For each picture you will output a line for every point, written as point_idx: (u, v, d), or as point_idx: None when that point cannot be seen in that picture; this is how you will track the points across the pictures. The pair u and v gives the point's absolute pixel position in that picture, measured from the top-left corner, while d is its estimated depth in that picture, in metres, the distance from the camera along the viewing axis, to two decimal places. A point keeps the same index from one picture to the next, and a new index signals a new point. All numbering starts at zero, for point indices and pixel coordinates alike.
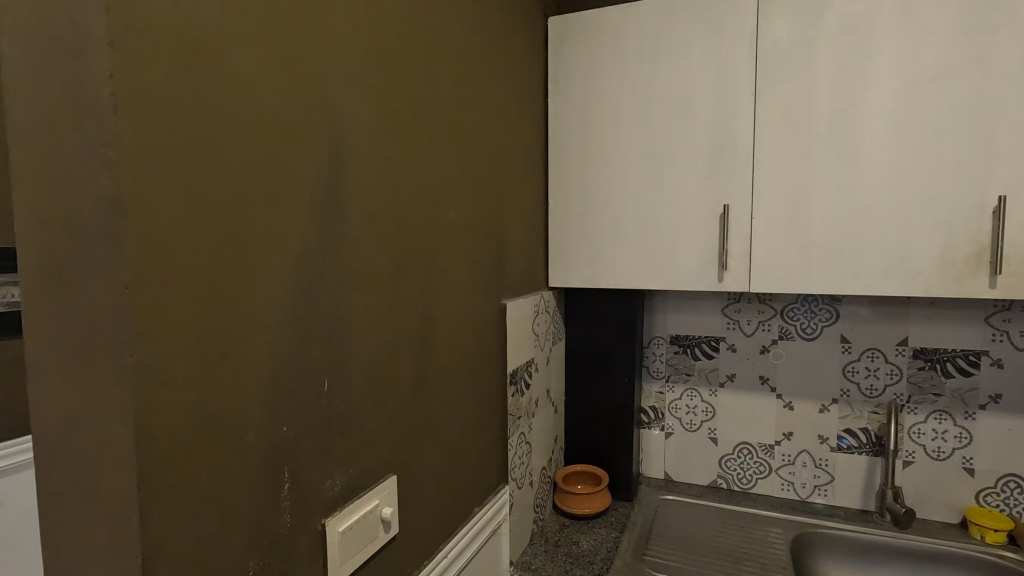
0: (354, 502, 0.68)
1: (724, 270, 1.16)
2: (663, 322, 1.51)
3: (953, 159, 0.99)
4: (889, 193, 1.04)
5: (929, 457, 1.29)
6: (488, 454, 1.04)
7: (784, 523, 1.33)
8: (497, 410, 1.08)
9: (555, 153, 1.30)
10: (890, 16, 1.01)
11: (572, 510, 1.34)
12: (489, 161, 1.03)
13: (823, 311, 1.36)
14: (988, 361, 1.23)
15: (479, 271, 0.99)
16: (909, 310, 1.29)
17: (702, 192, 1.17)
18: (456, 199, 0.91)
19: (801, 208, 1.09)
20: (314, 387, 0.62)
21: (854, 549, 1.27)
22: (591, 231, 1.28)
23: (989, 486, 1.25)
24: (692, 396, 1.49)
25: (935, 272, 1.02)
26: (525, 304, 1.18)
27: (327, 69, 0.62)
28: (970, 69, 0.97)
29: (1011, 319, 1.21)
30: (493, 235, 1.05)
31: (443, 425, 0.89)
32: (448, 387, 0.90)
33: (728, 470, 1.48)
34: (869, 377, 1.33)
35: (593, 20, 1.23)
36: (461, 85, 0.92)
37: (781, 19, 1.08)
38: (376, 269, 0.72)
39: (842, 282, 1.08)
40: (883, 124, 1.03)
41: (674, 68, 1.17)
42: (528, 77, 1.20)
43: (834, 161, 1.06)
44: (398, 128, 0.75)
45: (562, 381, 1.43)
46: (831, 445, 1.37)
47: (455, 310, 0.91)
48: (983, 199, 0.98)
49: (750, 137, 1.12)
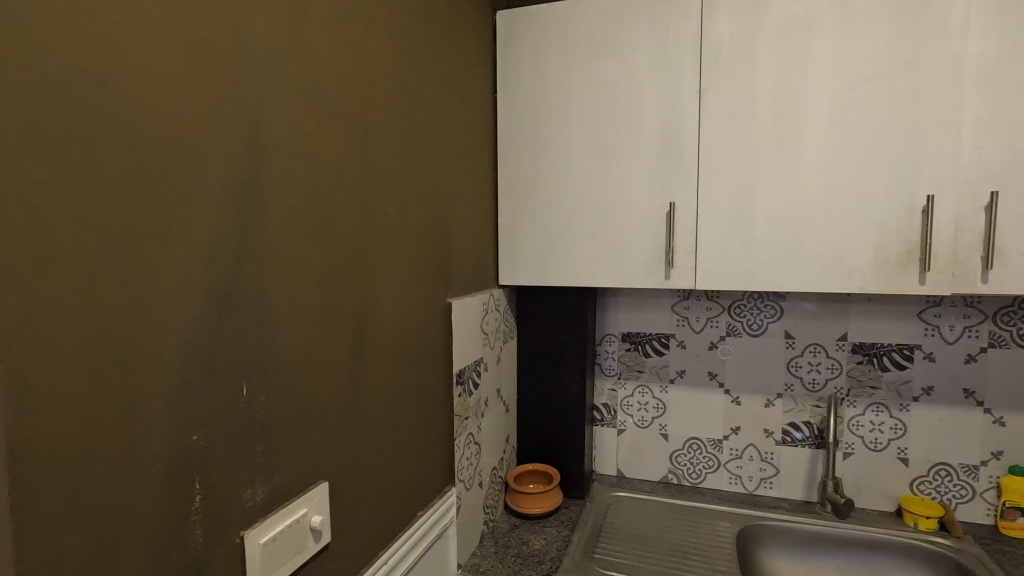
0: (278, 512, 0.65)
1: (670, 268, 1.17)
2: (615, 319, 1.51)
3: (886, 158, 1.02)
4: (827, 192, 1.06)
5: (868, 448, 1.33)
6: (433, 457, 1.02)
7: (731, 516, 1.35)
8: (443, 412, 1.05)
9: (504, 149, 1.28)
10: (828, 18, 1.03)
11: (523, 510, 1.32)
12: (432, 157, 1.01)
13: (768, 308, 1.39)
14: (921, 354, 1.28)
15: (421, 271, 0.97)
16: (848, 305, 1.32)
17: (649, 190, 1.17)
18: (395, 195, 0.88)
19: (744, 206, 1.11)
20: (230, 392, 0.58)
21: (797, 540, 1.30)
22: (541, 228, 1.26)
23: (922, 474, 1.30)
24: (644, 392, 1.50)
25: (870, 269, 1.05)
26: (472, 302, 1.16)
27: (243, 58, 0.59)
28: (901, 71, 1.00)
29: (942, 314, 1.26)
30: (437, 232, 1.03)
31: (382, 429, 0.86)
32: (387, 391, 0.87)
33: (679, 465, 1.50)
34: (812, 371, 1.36)
35: (540, 15, 1.22)
36: (400, 78, 0.89)
37: (724, 18, 1.09)
38: (305, 267, 0.69)
39: (782, 279, 1.10)
40: (821, 124, 1.05)
41: (622, 65, 1.17)
42: (476, 72, 1.18)
43: (776, 160, 1.08)
44: (328, 119, 0.72)
45: (513, 380, 1.41)
46: (776, 438, 1.40)
47: (395, 309, 0.89)
48: (914, 198, 1.01)
49: (695, 136, 1.13)
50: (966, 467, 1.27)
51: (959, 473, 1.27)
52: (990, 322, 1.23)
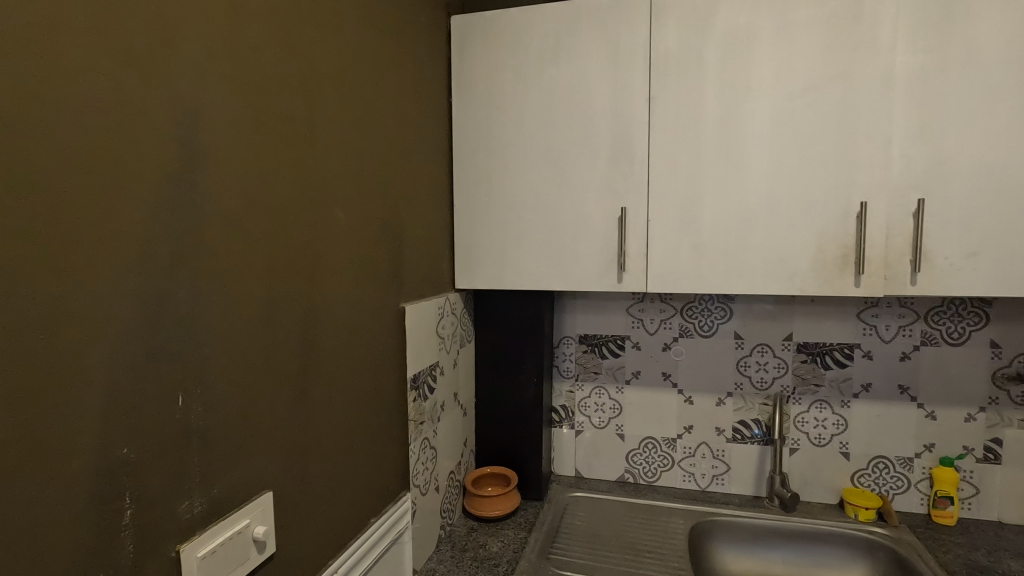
0: (218, 524, 0.64)
1: (622, 272, 1.19)
2: (572, 322, 1.53)
3: (822, 165, 1.07)
4: (770, 198, 1.10)
5: (812, 444, 1.39)
6: (386, 463, 1.02)
7: (684, 512, 1.39)
8: (396, 417, 1.05)
9: (460, 153, 1.28)
10: (769, 30, 1.07)
11: (481, 513, 1.33)
12: (383, 162, 1.00)
13: (718, 310, 1.43)
14: (860, 353, 1.34)
15: (372, 276, 0.96)
16: (793, 307, 1.38)
17: (601, 194, 1.19)
18: (343, 200, 0.87)
19: (692, 210, 1.14)
20: (165, 402, 0.57)
21: (747, 534, 1.34)
22: (496, 231, 1.27)
23: (862, 467, 1.36)
24: (601, 393, 1.53)
25: (810, 272, 1.09)
26: (427, 307, 1.16)
27: (180, 63, 0.58)
28: (837, 83, 1.05)
29: (879, 314, 1.32)
30: (389, 237, 1.02)
31: (331, 435, 0.85)
32: (336, 398, 0.86)
33: (635, 464, 1.52)
34: (760, 370, 1.41)
35: (494, 21, 1.23)
36: (347, 81, 0.89)
37: (671, 28, 1.12)
38: (246, 273, 0.68)
39: (729, 281, 1.13)
40: (764, 132, 1.09)
41: (574, 72, 1.19)
42: (429, 76, 1.18)
43: (721, 167, 1.12)
44: (270, 123, 0.71)
45: (471, 384, 1.42)
46: (727, 436, 1.45)
47: (344, 314, 0.88)
48: (849, 204, 1.06)
49: (645, 143, 1.16)
50: (902, 459, 1.33)
51: (896, 465, 1.34)
52: (922, 322, 1.29)
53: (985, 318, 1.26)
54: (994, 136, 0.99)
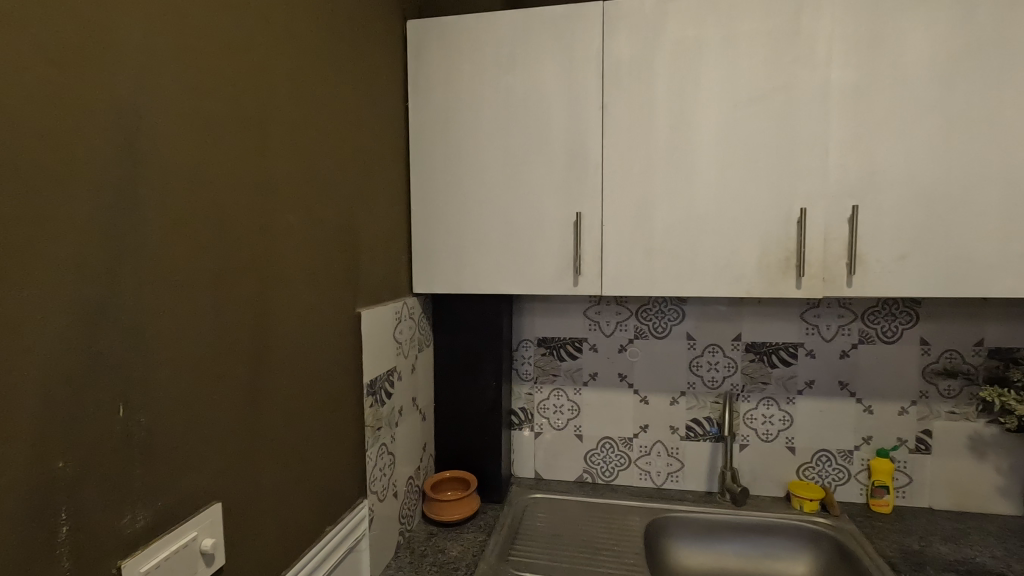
0: (163, 537, 0.62)
1: (578, 275, 1.22)
2: (530, 325, 1.55)
3: (766, 173, 1.12)
4: (717, 204, 1.14)
5: (761, 439, 1.44)
6: (342, 470, 1.00)
7: (640, 510, 1.42)
8: (353, 423, 1.04)
9: (417, 158, 1.28)
10: (715, 43, 1.12)
11: (440, 518, 1.32)
12: (338, 166, 0.99)
13: (671, 312, 1.47)
14: (803, 352, 1.41)
15: (327, 280, 0.95)
16: (740, 308, 1.43)
17: (557, 199, 1.21)
18: (296, 204, 0.86)
19: (645, 215, 1.17)
20: (106, 413, 0.55)
21: (700, 529, 1.38)
22: (454, 236, 1.28)
23: (807, 461, 1.43)
24: (559, 395, 1.55)
25: (755, 275, 1.14)
26: (384, 311, 1.15)
27: (121, 66, 0.56)
28: (778, 94, 1.10)
29: (820, 314, 1.39)
30: (344, 241, 1.01)
31: (284, 444, 0.84)
32: (289, 405, 0.85)
33: (593, 464, 1.55)
34: (711, 370, 1.46)
35: (450, 26, 1.23)
36: (300, 84, 0.88)
37: (623, 37, 1.15)
38: (193, 279, 0.66)
39: (680, 284, 1.17)
40: (711, 140, 1.13)
41: (530, 79, 1.21)
42: (385, 80, 1.18)
43: (673, 174, 1.15)
44: (219, 126, 0.70)
45: (430, 388, 1.41)
46: (681, 434, 1.49)
47: (297, 320, 0.87)
48: (791, 210, 1.11)
49: (599, 148, 1.19)
50: (843, 452, 1.40)
51: (838, 458, 1.41)
52: (859, 321, 1.37)
53: (916, 317, 1.34)
54: (920, 147, 1.06)
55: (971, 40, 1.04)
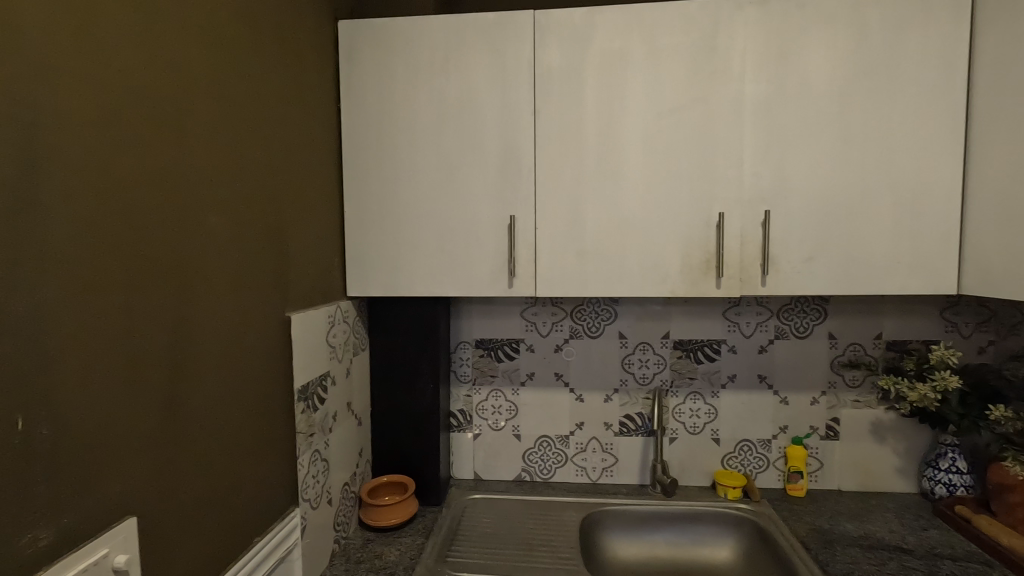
0: (71, 555, 0.59)
1: (513, 277, 1.24)
2: (468, 327, 1.56)
3: (687, 179, 1.18)
4: (644, 208, 1.20)
5: (688, 432, 1.52)
6: (271, 479, 0.98)
7: (576, 505, 1.46)
8: (282, 430, 1.01)
9: (350, 160, 1.27)
10: (639, 55, 1.17)
11: (377, 523, 1.31)
12: (265, 169, 0.97)
13: (604, 312, 1.52)
14: (726, 348, 1.49)
15: (253, 284, 0.93)
16: (668, 308, 1.50)
17: (491, 202, 1.23)
18: (217, 207, 0.84)
19: (576, 219, 1.21)
20: (3, 426, 0.52)
21: (633, 521, 1.43)
22: (389, 239, 1.27)
23: (731, 451, 1.51)
24: (497, 396, 1.57)
25: (680, 276, 1.20)
26: (316, 315, 1.13)
27: (19, 61, 0.54)
28: (697, 105, 1.17)
29: (740, 312, 1.48)
30: (272, 244, 0.99)
31: (207, 453, 0.81)
32: (212, 413, 0.82)
33: (531, 463, 1.58)
34: (642, 367, 1.52)
35: (382, 28, 1.23)
36: (221, 82, 0.85)
37: (553, 46, 1.19)
38: (104, 284, 0.63)
39: (610, 285, 1.22)
40: (638, 147, 1.19)
41: (463, 83, 1.22)
42: (315, 80, 1.16)
43: (602, 179, 1.20)
44: (131, 123, 0.67)
45: (366, 393, 1.40)
46: (614, 430, 1.54)
47: (219, 325, 0.84)
48: (710, 215, 1.18)
49: (532, 152, 1.21)
50: (763, 441, 1.50)
51: (758, 447, 1.50)
52: (775, 318, 1.47)
53: (824, 313, 1.45)
54: (822, 157, 1.16)
55: (865, 60, 1.14)
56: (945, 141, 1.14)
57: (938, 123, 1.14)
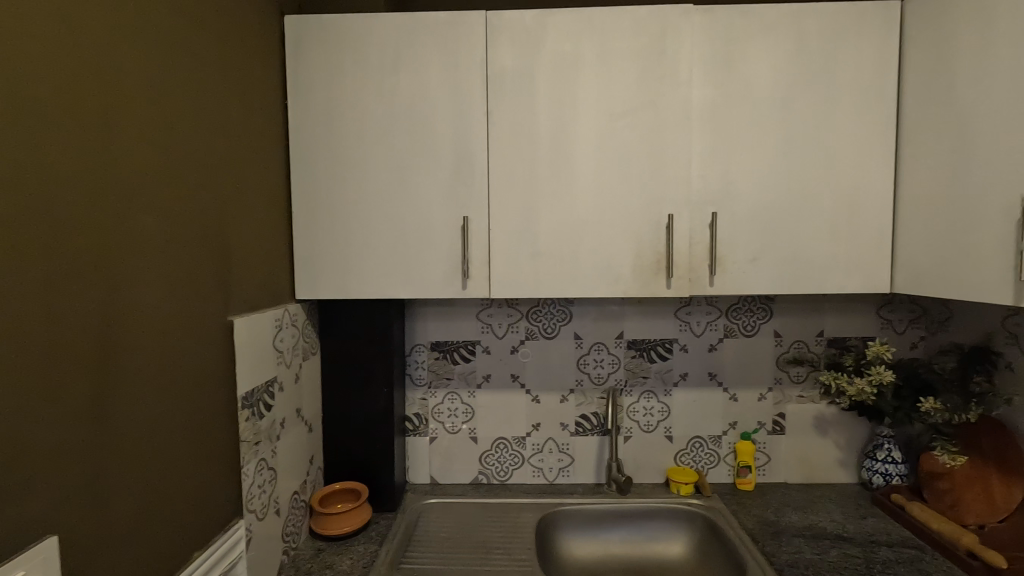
0: None
1: (466, 279, 1.23)
2: (423, 329, 1.54)
3: (637, 182, 1.20)
4: (596, 210, 1.21)
5: (642, 430, 1.54)
6: (213, 490, 0.94)
7: (533, 506, 1.46)
8: (225, 439, 0.98)
9: (298, 159, 1.23)
10: (590, 59, 1.18)
11: (328, 532, 1.28)
12: (205, 167, 0.93)
13: (559, 313, 1.53)
14: (678, 347, 1.52)
15: (190, 288, 0.89)
16: (622, 308, 1.52)
17: (445, 203, 1.22)
18: (149, 206, 0.79)
19: (529, 220, 1.22)
20: None
21: (588, 519, 1.44)
22: (340, 240, 1.24)
23: (683, 448, 1.54)
24: (453, 398, 1.55)
25: (631, 277, 1.22)
26: (261, 319, 1.09)
27: None
28: (647, 110, 1.19)
29: (691, 312, 1.51)
30: (213, 246, 0.95)
31: (140, 465, 0.77)
32: (145, 423, 0.78)
33: (487, 465, 1.57)
34: (597, 367, 1.54)
35: (331, 25, 1.20)
36: (152, 74, 0.80)
37: (505, 48, 1.19)
38: (18, 286, 0.59)
39: (564, 286, 1.23)
40: (590, 150, 1.20)
41: (414, 83, 1.20)
42: (260, 76, 1.12)
43: (555, 181, 1.21)
44: (52, 116, 0.63)
45: (317, 398, 1.36)
46: (570, 430, 1.55)
47: (151, 330, 0.80)
48: (660, 217, 1.20)
49: (484, 153, 1.21)
50: (713, 437, 1.54)
51: (709, 443, 1.54)
52: (724, 317, 1.51)
53: (770, 312, 1.50)
54: (765, 161, 1.20)
55: (804, 69, 1.18)
56: (877, 147, 1.20)
57: (871, 129, 1.19)
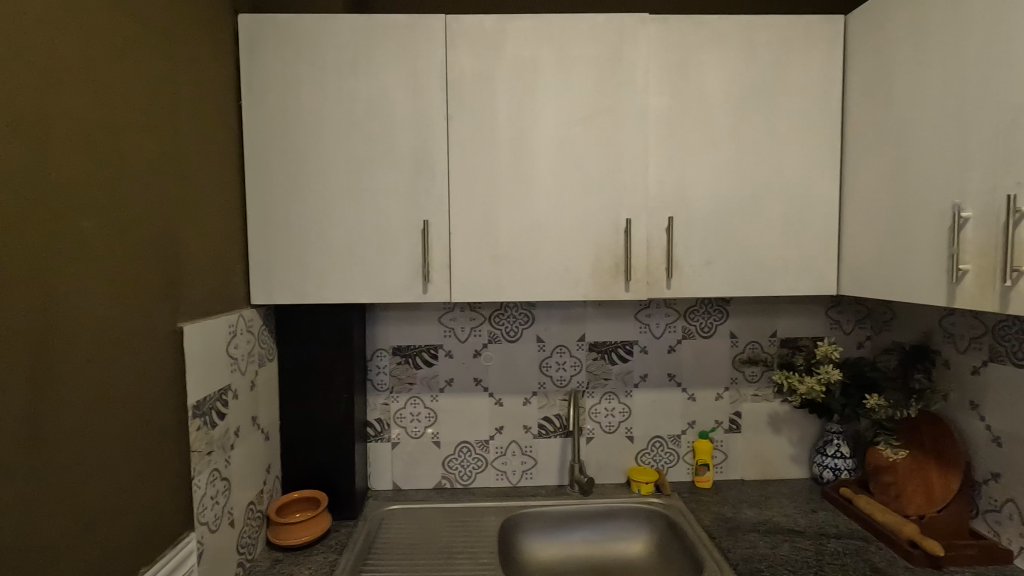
0: None
1: (427, 282, 1.22)
2: (385, 333, 1.53)
3: (596, 187, 1.22)
4: (556, 214, 1.22)
5: (604, 431, 1.56)
6: (162, 502, 0.91)
7: (495, 509, 1.46)
8: (175, 450, 0.94)
9: (253, 161, 1.20)
10: (548, 65, 1.20)
11: (286, 542, 1.25)
12: (154, 169, 0.91)
13: (522, 316, 1.54)
14: (638, 349, 1.55)
15: (136, 293, 0.86)
16: (583, 311, 1.54)
17: (405, 207, 1.21)
18: (92, 209, 0.76)
19: (490, 224, 1.22)
20: None
21: (551, 521, 1.45)
22: (297, 243, 1.22)
23: (644, 448, 1.57)
24: (415, 403, 1.54)
25: (591, 280, 1.23)
26: (214, 325, 1.06)
27: None
28: (605, 116, 1.21)
29: (651, 314, 1.54)
30: (161, 250, 0.92)
31: (83, 479, 0.74)
32: (87, 435, 0.75)
33: (451, 469, 1.56)
34: (559, 370, 1.55)
35: (286, 24, 1.18)
36: (97, 72, 0.78)
37: (464, 52, 1.19)
38: None
39: (524, 289, 1.23)
40: (549, 155, 1.21)
41: (373, 85, 1.19)
42: (211, 75, 1.09)
43: (515, 185, 1.21)
44: None
45: (273, 406, 1.33)
46: (533, 432, 1.56)
47: (95, 337, 0.77)
48: (618, 221, 1.22)
49: (444, 157, 1.21)
50: (673, 436, 1.57)
51: (669, 442, 1.57)
52: (682, 319, 1.54)
53: (726, 314, 1.55)
54: (718, 167, 1.23)
55: (754, 79, 1.22)
56: (822, 155, 1.25)
57: (817, 137, 1.24)
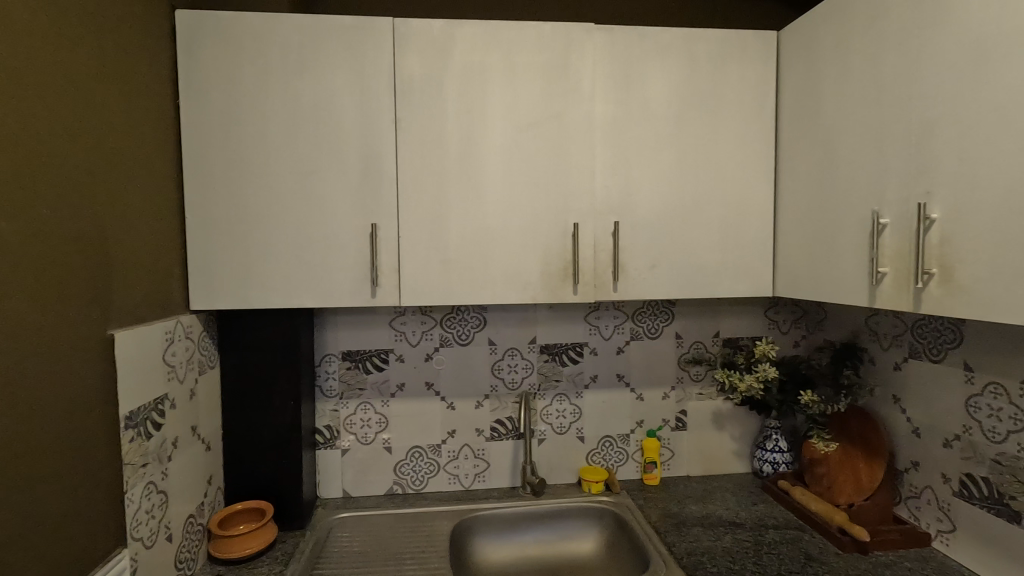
0: None
1: (376, 286, 1.21)
2: (334, 339, 1.50)
3: (545, 191, 1.24)
4: (504, 218, 1.23)
5: (556, 432, 1.58)
6: (93, 517, 0.87)
7: (447, 513, 1.46)
8: (105, 463, 0.90)
9: (192, 161, 1.16)
10: (496, 71, 1.21)
11: (227, 556, 1.20)
12: (82, 169, 0.86)
13: (473, 319, 1.54)
14: (588, 350, 1.58)
15: (62, 298, 0.81)
16: (534, 314, 1.56)
17: (352, 210, 1.20)
18: (14, 211, 0.72)
19: (439, 228, 1.22)
20: None
21: (502, 523, 1.46)
22: (240, 247, 1.18)
23: (595, 447, 1.60)
24: (366, 409, 1.52)
25: (540, 283, 1.25)
26: (149, 332, 1.02)
27: None
28: (553, 122, 1.23)
29: (600, 316, 1.58)
30: (89, 254, 0.88)
31: (4, 496, 0.70)
32: (7, 449, 0.70)
33: (402, 475, 1.55)
34: (511, 372, 1.56)
35: (227, 22, 1.15)
36: (20, 68, 0.74)
37: (412, 55, 1.19)
38: None
39: (473, 293, 1.24)
40: (498, 160, 1.22)
41: (319, 87, 1.18)
42: (147, 73, 1.05)
43: (463, 190, 1.22)
44: None
45: (215, 415, 1.28)
46: (485, 435, 1.57)
47: (17, 345, 0.73)
48: (566, 225, 1.25)
49: (392, 161, 1.20)
50: (622, 436, 1.60)
51: (618, 441, 1.61)
52: (630, 321, 1.59)
53: (672, 316, 1.60)
54: (661, 174, 1.27)
55: (694, 90, 1.27)
56: (758, 164, 1.31)
57: (753, 147, 1.31)
